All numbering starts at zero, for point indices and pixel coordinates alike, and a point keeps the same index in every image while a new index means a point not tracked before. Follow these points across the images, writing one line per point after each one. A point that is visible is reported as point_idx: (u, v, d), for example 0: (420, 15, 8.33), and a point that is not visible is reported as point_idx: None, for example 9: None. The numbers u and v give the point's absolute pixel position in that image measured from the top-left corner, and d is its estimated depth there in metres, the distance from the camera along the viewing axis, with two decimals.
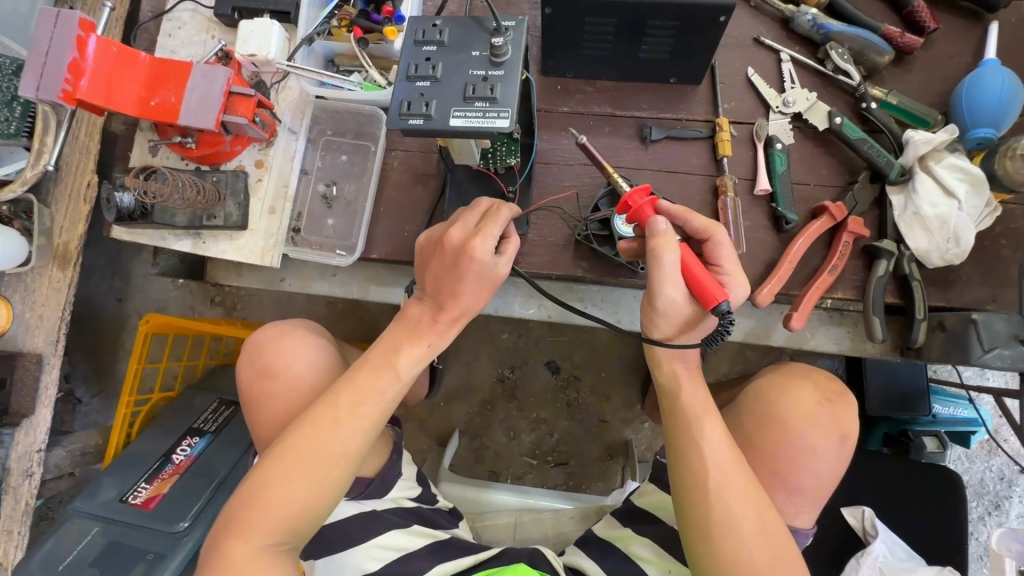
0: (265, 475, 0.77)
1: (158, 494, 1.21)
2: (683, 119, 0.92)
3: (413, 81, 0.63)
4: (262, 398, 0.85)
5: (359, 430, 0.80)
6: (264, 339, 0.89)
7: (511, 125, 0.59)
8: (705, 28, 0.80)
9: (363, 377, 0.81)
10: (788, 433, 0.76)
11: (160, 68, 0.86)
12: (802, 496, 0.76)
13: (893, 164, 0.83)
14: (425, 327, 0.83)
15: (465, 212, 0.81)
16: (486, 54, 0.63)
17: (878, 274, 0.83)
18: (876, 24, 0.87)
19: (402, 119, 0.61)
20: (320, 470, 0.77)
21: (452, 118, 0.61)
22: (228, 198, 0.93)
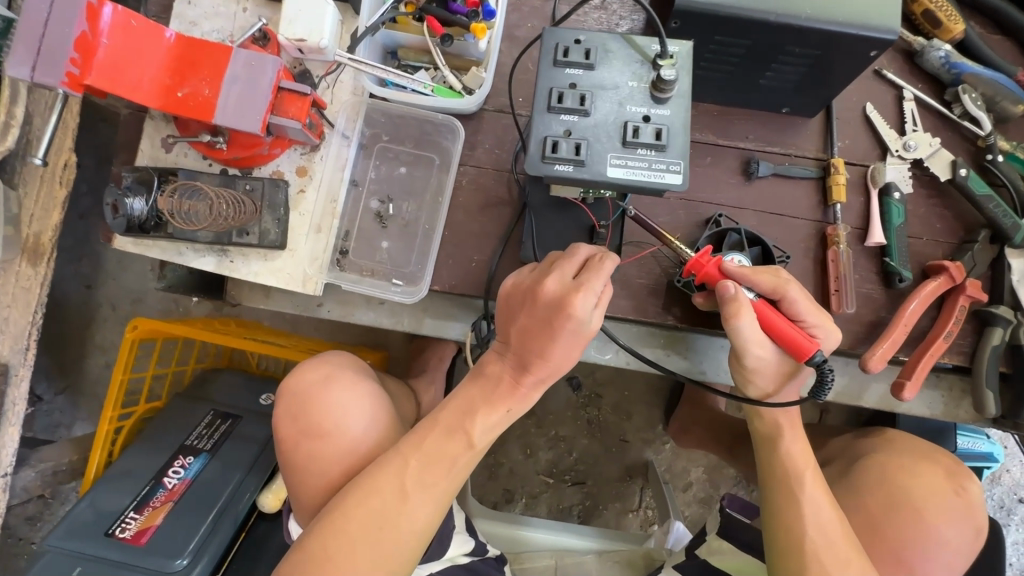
0: (324, 552, 0.66)
1: (151, 526, 0.95)
2: (792, 155, 0.83)
3: (557, 115, 0.53)
4: (308, 461, 0.75)
5: (433, 503, 0.69)
6: (309, 391, 0.78)
7: (682, 183, 0.51)
8: (850, 60, 0.70)
9: (433, 442, 0.70)
10: (923, 521, 0.76)
11: (188, 51, 0.70)
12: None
13: (1021, 227, 0.77)
14: (502, 390, 0.70)
15: (562, 260, 0.67)
16: (645, 90, 0.54)
17: (993, 342, 0.77)
18: (1010, 68, 0.80)
19: (546, 164, 0.52)
20: (387, 548, 0.67)
21: (609, 168, 0.52)
22: (265, 211, 0.78)
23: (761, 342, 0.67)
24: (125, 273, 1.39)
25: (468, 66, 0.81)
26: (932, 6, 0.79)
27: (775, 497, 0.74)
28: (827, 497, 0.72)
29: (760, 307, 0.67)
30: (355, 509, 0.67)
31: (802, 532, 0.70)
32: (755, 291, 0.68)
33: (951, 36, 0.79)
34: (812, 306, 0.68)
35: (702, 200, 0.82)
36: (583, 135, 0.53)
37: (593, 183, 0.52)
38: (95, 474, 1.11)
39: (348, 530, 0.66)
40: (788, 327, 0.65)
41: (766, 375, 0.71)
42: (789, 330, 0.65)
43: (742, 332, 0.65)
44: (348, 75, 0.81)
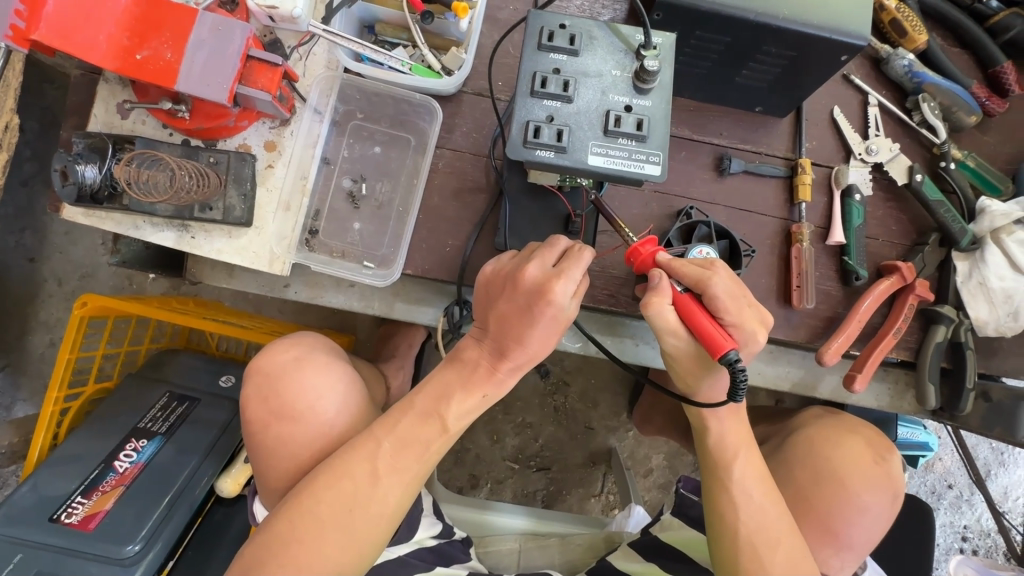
0: (287, 535, 0.64)
1: (101, 511, 0.92)
2: (762, 154, 0.85)
3: (541, 98, 0.54)
4: (276, 446, 0.74)
5: (395, 481, 0.68)
6: (281, 372, 0.76)
7: (663, 174, 0.53)
8: (822, 64, 0.72)
9: (406, 426, 0.69)
10: (847, 492, 0.79)
11: (149, 9, 0.66)
12: (851, 551, 0.79)
13: (967, 231, 0.81)
14: (480, 376, 0.70)
15: (544, 251, 0.67)
16: (628, 80, 0.56)
17: (937, 339, 0.82)
18: (967, 81, 0.84)
19: (529, 148, 0.53)
20: (353, 532, 0.66)
21: (591, 155, 0.54)
22: (231, 186, 0.75)
23: (677, 333, 0.63)
24: (74, 247, 1.31)
25: (448, 46, 0.80)
26: (898, 16, 0.82)
27: (709, 480, 0.75)
28: (757, 479, 0.73)
29: (682, 299, 0.63)
30: (321, 491, 0.66)
31: (735, 516, 0.72)
32: (683, 284, 0.64)
33: (914, 46, 0.83)
34: (737, 304, 0.62)
35: (676, 194, 0.84)
36: (565, 122, 0.54)
37: (574, 170, 0.54)
38: (38, 457, 1.05)
39: (317, 511, 0.65)
40: (705, 320, 0.61)
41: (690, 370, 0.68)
42: (707, 324, 0.61)
43: (658, 320, 0.63)
44: (322, 48, 0.78)
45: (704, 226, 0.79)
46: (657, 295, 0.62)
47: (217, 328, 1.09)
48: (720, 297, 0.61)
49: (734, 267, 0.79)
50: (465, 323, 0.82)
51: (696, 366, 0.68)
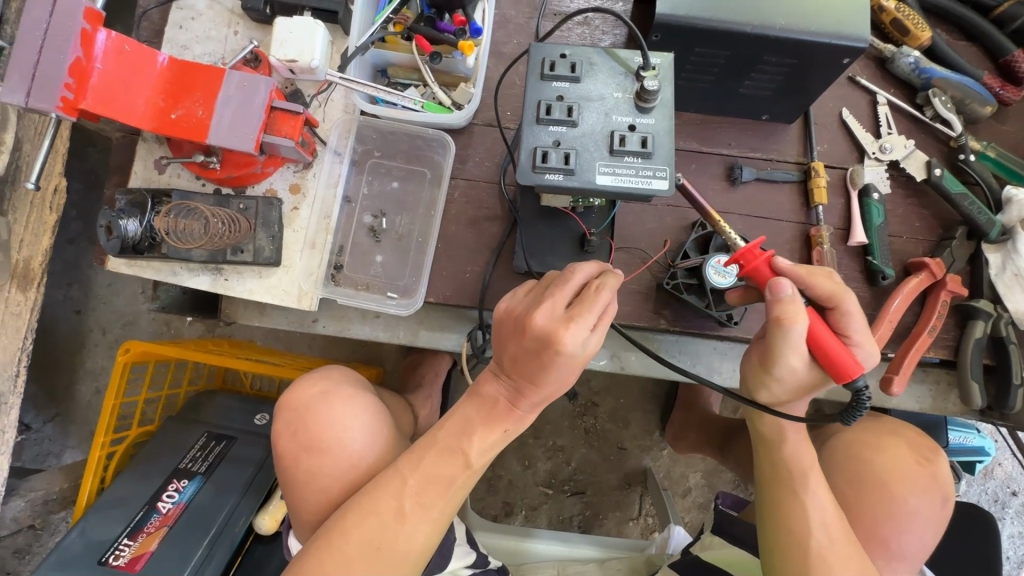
0: (319, 573, 0.66)
1: (146, 552, 0.94)
2: (773, 160, 0.85)
3: (547, 126, 0.55)
4: (307, 479, 0.75)
5: (426, 520, 0.68)
6: (308, 406, 0.78)
7: (671, 187, 0.53)
8: (824, 67, 0.72)
9: (430, 462, 0.69)
10: (892, 494, 0.81)
11: (182, 73, 0.71)
12: (903, 560, 0.81)
13: (994, 222, 0.80)
14: (501, 411, 0.70)
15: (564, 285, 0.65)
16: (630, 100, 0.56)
17: (976, 335, 0.80)
18: (978, 72, 0.83)
19: (538, 173, 0.53)
20: (386, 569, 0.67)
21: (598, 175, 0.54)
22: (259, 229, 0.79)
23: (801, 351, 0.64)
24: (118, 295, 1.39)
25: (457, 82, 0.83)
26: (899, 16, 0.82)
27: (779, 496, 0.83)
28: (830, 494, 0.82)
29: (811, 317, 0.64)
30: (351, 529, 0.67)
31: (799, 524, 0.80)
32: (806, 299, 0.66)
33: (918, 43, 0.83)
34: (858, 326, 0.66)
35: (689, 206, 0.85)
36: (572, 145, 0.54)
37: (584, 191, 0.54)
38: (87, 500, 1.14)
39: (346, 550, 0.66)
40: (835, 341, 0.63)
41: (790, 389, 0.69)
42: (837, 346, 0.63)
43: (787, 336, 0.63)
44: (339, 94, 0.81)
45: (720, 236, 0.80)
46: (793, 306, 0.62)
47: (250, 367, 1.13)
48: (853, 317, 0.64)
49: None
50: (489, 347, 0.84)
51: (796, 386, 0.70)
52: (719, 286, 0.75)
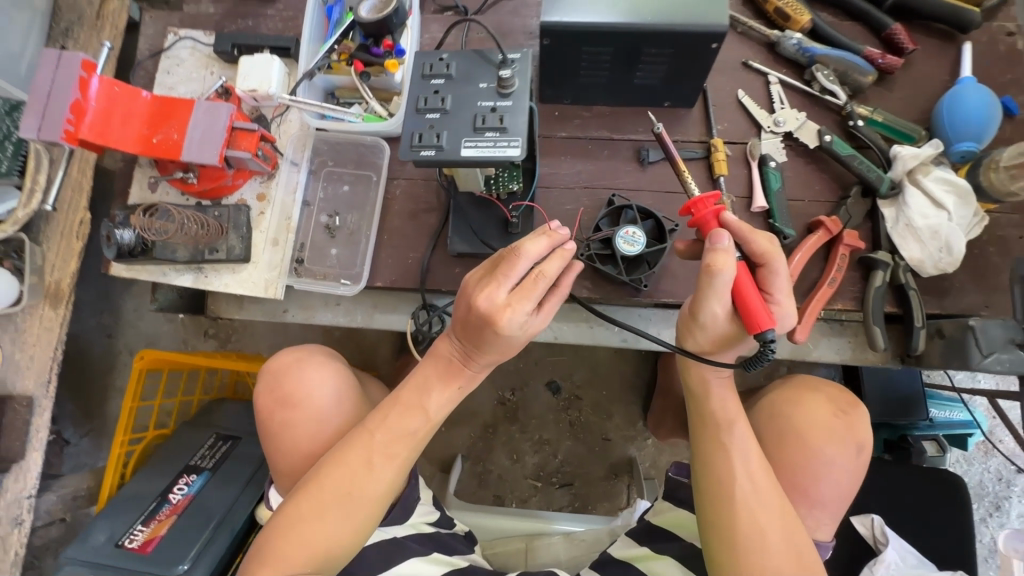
0: (296, 512, 0.75)
1: (156, 536, 1.08)
2: (678, 141, 0.94)
3: (422, 113, 0.64)
4: (283, 430, 0.87)
5: (391, 466, 0.78)
6: (286, 370, 0.90)
7: (523, 153, 0.61)
8: (697, 54, 0.83)
9: (395, 414, 0.79)
10: (808, 444, 0.90)
11: (161, 106, 0.87)
12: (822, 506, 0.89)
13: (883, 178, 0.86)
14: (456, 368, 0.79)
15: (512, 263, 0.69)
16: (494, 87, 0.65)
17: (876, 284, 0.85)
18: (859, 46, 0.91)
19: (413, 150, 0.62)
20: (355, 507, 0.76)
21: (463, 148, 0.62)
22: (231, 231, 0.93)
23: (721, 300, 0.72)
24: (142, 320, 1.64)
25: (393, 96, 0.97)
26: (780, 4, 0.92)
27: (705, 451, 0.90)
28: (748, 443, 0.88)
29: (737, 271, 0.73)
30: (326, 472, 0.77)
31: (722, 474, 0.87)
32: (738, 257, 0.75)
33: (800, 26, 0.91)
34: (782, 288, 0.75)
35: (605, 187, 0.94)
36: (442, 127, 0.63)
37: (452, 164, 0.62)
38: (109, 493, 1.29)
39: (321, 491, 0.76)
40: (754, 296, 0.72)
41: (711, 336, 0.77)
42: (754, 300, 0.72)
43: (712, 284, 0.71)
44: (294, 115, 0.97)
45: (630, 210, 0.89)
46: (723, 256, 0.70)
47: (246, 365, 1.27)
48: (778, 275, 0.72)
49: (664, 242, 0.88)
50: (431, 324, 0.94)
51: (717, 333, 0.78)
52: (628, 254, 0.86)
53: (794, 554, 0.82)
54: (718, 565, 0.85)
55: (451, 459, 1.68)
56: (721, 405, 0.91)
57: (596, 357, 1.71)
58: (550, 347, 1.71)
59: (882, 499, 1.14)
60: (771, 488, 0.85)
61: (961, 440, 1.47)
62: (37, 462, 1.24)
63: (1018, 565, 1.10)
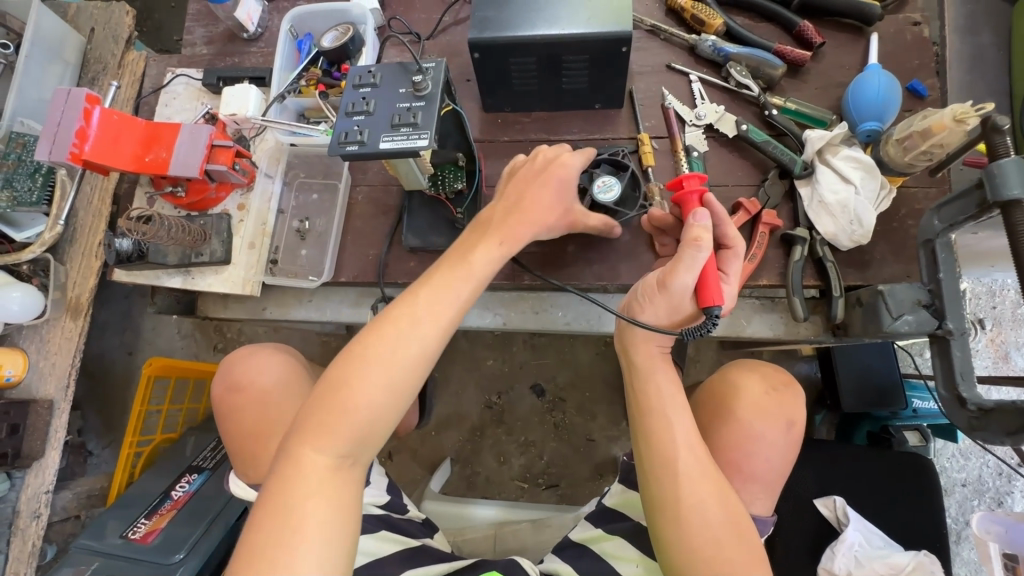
0: (334, 381, 0.69)
1: (156, 528, 1.18)
2: (609, 139, 1.03)
3: (351, 116, 0.75)
4: (232, 411, 0.96)
5: (436, 326, 0.73)
6: (236, 359, 1.00)
7: (430, 144, 0.71)
8: (612, 58, 0.92)
9: (438, 276, 0.75)
10: (739, 420, 0.87)
11: (153, 131, 1.01)
12: (757, 481, 0.86)
13: (795, 160, 0.92)
14: (500, 224, 0.79)
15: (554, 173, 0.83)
16: (411, 90, 0.75)
17: (795, 258, 0.90)
18: (770, 44, 0.99)
19: (341, 147, 0.74)
20: (395, 369, 0.70)
21: (383, 143, 0.73)
22: (213, 237, 1.05)
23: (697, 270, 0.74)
24: (159, 337, 1.80)
25: None
26: (695, 11, 1.01)
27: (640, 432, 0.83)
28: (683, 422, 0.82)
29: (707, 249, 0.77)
30: (369, 339, 0.71)
31: (659, 452, 0.81)
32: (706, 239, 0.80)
33: (714, 29, 1.00)
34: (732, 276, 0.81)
35: None
36: (366, 127, 0.75)
37: (374, 156, 0.73)
38: (118, 491, 1.41)
39: (363, 357, 0.70)
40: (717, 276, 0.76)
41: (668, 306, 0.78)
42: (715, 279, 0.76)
43: (692, 253, 0.73)
44: (270, 134, 1.10)
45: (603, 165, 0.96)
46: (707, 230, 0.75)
47: None
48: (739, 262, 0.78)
49: (637, 193, 0.97)
50: None
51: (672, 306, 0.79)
52: (611, 198, 0.91)
53: (734, 529, 0.77)
54: (659, 544, 0.79)
55: (440, 462, 1.74)
56: (659, 380, 0.85)
57: (579, 360, 1.76)
58: (533, 350, 1.77)
59: (847, 483, 1.11)
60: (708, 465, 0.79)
61: (947, 430, 1.44)
62: (55, 461, 1.36)
63: (995, 548, 1.08)
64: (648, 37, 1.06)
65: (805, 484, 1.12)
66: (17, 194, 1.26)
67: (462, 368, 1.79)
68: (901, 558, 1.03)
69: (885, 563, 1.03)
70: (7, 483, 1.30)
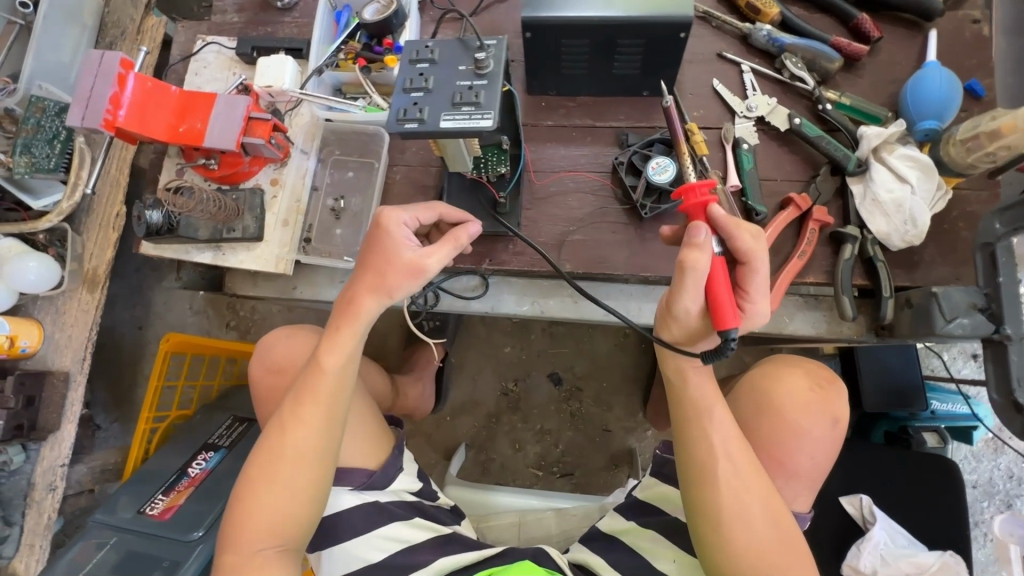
0: (272, 438, 0.81)
1: (174, 505, 1.17)
2: (656, 127, 1.01)
3: (409, 92, 0.73)
4: (270, 394, 0.96)
5: (328, 377, 0.81)
6: (268, 343, 0.98)
7: (495, 124, 0.69)
8: (667, 44, 0.90)
9: (335, 327, 0.82)
10: (784, 419, 0.86)
11: (188, 100, 0.98)
12: (798, 478, 0.86)
13: (850, 157, 0.90)
14: (380, 272, 0.79)
15: (390, 230, 0.80)
16: (472, 68, 0.73)
17: (844, 257, 0.89)
18: (826, 35, 0.97)
19: (399, 123, 0.71)
20: (309, 420, 0.80)
21: (444, 121, 0.71)
22: (247, 213, 1.03)
23: (693, 294, 0.73)
24: (170, 312, 1.77)
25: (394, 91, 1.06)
26: None
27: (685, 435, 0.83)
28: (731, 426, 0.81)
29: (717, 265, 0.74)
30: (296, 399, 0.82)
31: (703, 454, 0.80)
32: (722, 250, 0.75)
33: (770, 18, 0.98)
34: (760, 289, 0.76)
35: (587, 170, 1.01)
36: (426, 104, 0.72)
37: (434, 136, 0.71)
38: (133, 467, 1.39)
39: (288, 414, 0.81)
40: (724, 294, 0.73)
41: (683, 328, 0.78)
42: (723, 297, 0.73)
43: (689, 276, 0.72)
44: (305, 108, 1.07)
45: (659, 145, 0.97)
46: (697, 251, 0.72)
47: None
48: (759, 275, 0.72)
49: (694, 171, 0.95)
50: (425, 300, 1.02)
51: (689, 327, 0.79)
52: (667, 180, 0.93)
53: (778, 536, 0.77)
54: (699, 544, 0.80)
55: (455, 447, 1.74)
56: (700, 387, 0.82)
57: (597, 350, 1.75)
58: (552, 339, 1.76)
59: (873, 482, 1.12)
60: (751, 468, 0.79)
61: (964, 432, 1.45)
62: (70, 434, 1.33)
63: (1015, 551, 1.10)
64: (699, 24, 1.03)
65: (831, 481, 1.13)
66: (35, 160, 1.18)
67: (478, 355, 1.78)
68: (927, 558, 1.04)
69: (911, 561, 1.03)
70: (22, 454, 1.28)
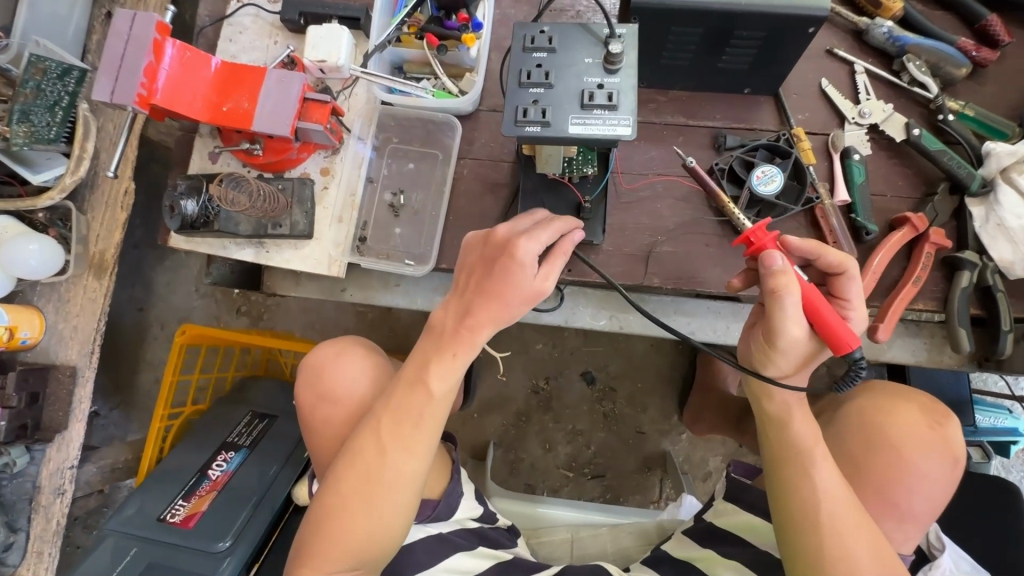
0: (357, 454, 0.72)
1: (198, 512, 1.05)
2: (755, 129, 0.92)
3: (526, 88, 0.63)
4: (322, 421, 0.86)
5: (430, 396, 0.72)
6: (323, 362, 0.88)
7: (634, 135, 0.61)
8: (793, 38, 0.79)
9: (437, 339, 0.72)
10: (903, 458, 0.81)
11: (231, 74, 0.85)
12: (914, 521, 0.81)
13: (974, 175, 0.83)
14: (495, 280, 0.68)
15: (521, 263, 0.66)
16: (600, 63, 0.64)
17: (962, 285, 0.82)
18: (952, 37, 0.88)
19: (519, 126, 0.62)
20: (403, 439, 0.71)
21: (571, 126, 0.62)
22: (296, 206, 0.91)
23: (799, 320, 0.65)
24: (173, 295, 1.59)
25: (463, 73, 0.94)
26: None
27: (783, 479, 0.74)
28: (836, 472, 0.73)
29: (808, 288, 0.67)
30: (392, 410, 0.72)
31: (810, 500, 0.72)
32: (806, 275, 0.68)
33: (891, 13, 0.88)
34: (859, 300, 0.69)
35: (678, 174, 0.92)
36: (548, 103, 0.63)
37: (557, 141, 0.62)
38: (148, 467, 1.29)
39: (378, 430, 0.72)
40: (832, 314, 0.66)
41: (793, 360, 0.69)
42: (833, 318, 0.65)
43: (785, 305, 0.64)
44: (362, 88, 0.94)
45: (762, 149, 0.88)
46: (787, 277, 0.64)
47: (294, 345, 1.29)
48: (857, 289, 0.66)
49: (802, 183, 0.87)
50: None
51: (798, 354, 0.70)
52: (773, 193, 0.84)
53: None
54: None
55: (483, 446, 1.68)
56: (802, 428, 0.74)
57: (633, 350, 1.69)
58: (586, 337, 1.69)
59: None
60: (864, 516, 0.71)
61: None
62: (80, 433, 1.18)
63: None
64: None
65: None
66: (35, 129, 0.98)
67: (509, 351, 1.69)
68: None
69: None
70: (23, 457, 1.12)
